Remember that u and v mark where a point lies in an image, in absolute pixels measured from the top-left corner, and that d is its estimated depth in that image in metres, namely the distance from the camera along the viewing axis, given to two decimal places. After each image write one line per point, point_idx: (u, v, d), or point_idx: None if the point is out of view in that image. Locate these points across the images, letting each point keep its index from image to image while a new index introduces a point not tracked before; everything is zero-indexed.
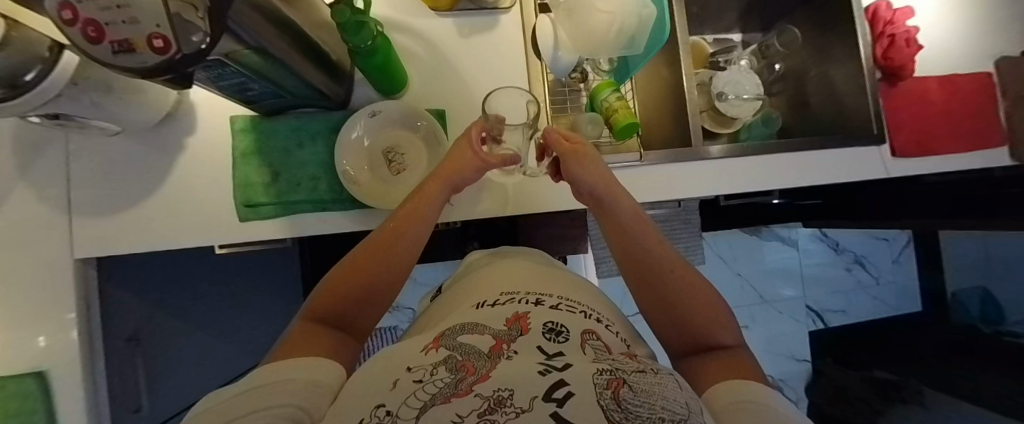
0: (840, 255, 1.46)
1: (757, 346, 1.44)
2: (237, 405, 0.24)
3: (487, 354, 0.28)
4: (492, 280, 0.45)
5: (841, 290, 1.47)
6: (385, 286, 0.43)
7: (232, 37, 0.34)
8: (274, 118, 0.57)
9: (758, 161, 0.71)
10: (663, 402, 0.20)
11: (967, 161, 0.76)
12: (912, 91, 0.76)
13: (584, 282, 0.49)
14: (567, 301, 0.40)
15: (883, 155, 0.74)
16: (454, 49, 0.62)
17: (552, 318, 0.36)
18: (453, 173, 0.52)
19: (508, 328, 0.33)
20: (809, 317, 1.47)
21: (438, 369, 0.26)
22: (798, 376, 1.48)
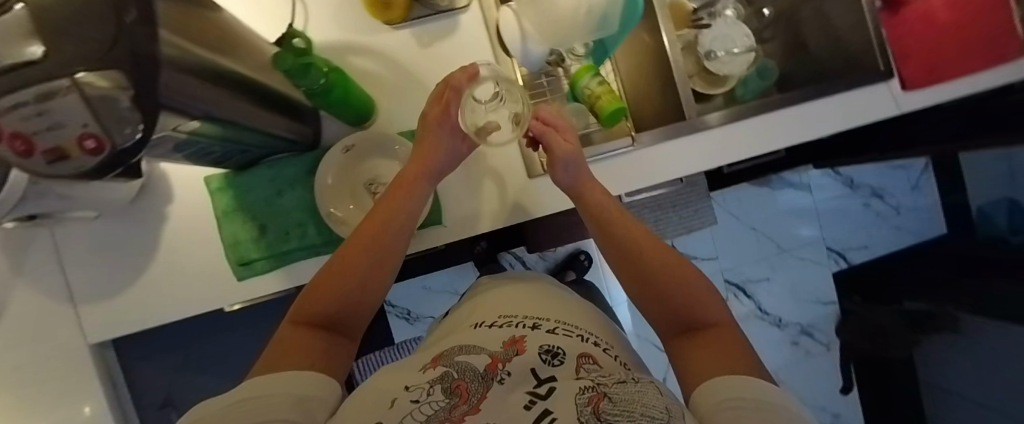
0: (856, 190, 1.40)
1: (779, 295, 1.41)
2: (232, 412, 0.28)
3: (482, 374, 0.33)
4: (495, 305, 0.48)
5: (863, 226, 1.42)
6: (365, 278, 0.43)
7: (173, 111, 0.31)
8: (249, 171, 0.56)
9: (759, 122, 0.67)
10: (641, 410, 0.27)
11: (984, 81, 0.71)
12: (919, 13, 0.69)
13: (580, 302, 0.52)
14: (564, 325, 0.43)
15: (892, 91, 0.69)
16: (416, 63, 0.58)
17: (547, 340, 0.39)
18: (429, 157, 0.51)
19: (505, 349, 0.37)
20: (832, 259, 1.42)
21: (436, 387, 0.32)
22: (827, 320, 1.43)
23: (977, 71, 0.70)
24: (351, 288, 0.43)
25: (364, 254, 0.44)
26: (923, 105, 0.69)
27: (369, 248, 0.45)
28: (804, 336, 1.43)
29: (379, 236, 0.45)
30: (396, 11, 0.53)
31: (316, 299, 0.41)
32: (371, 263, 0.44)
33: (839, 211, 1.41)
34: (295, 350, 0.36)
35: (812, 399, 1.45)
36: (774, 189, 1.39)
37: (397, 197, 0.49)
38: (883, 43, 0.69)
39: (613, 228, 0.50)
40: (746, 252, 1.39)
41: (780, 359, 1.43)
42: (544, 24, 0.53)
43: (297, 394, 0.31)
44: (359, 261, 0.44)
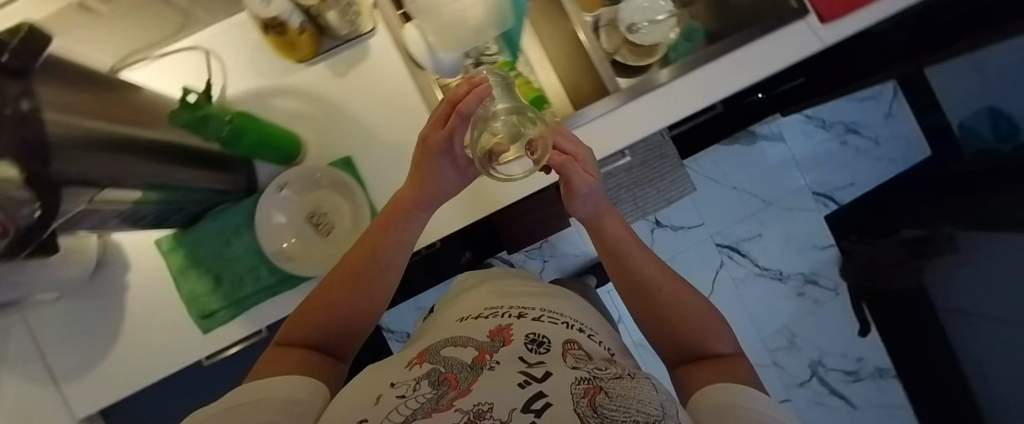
0: (830, 130, 1.39)
1: (776, 248, 1.38)
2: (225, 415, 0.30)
3: (471, 364, 0.36)
4: (479, 298, 0.53)
5: (845, 163, 1.39)
6: (356, 302, 0.50)
7: (83, 189, 0.32)
8: (194, 227, 0.58)
9: (682, 82, 0.67)
10: (638, 405, 0.27)
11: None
12: None
13: (556, 289, 0.58)
14: (549, 313, 0.47)
15: (810, 27, 0.68)
16: (336, 93, 0.59)
17: (531, 327, 0.42)
18: (420, 186, 0.51)
19: (491, 340, 0.40)
20: (820, 202, 1.39)
21: (424, 380, 0.34)
22: (831, 265, 1.39)
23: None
24: (341, 313, 0.49)
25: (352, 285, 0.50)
26: (848, 34, 0.68)
27: (358, 273, 0.50)
28: (810, 285, 1.40)
29: (365, 269, 0.51)
30: (303, 49, 0.55)
31: (304, 325, 0.47)
32: (358, 291, 0.50)
33: (818, 154, 1.39)
34: (282, 361, 0.41)
35: (832, 347, 1.40)
36: (747, 145, 1.38)
37: (388, 219, 0.52)
38: None
39: (629, 263, 0.57)
40: (730, 211, 1.38)
41: (791, 312, 1.40)
42: (443, 31, 0.55)
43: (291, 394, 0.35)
44: (344, 290, 0.50)
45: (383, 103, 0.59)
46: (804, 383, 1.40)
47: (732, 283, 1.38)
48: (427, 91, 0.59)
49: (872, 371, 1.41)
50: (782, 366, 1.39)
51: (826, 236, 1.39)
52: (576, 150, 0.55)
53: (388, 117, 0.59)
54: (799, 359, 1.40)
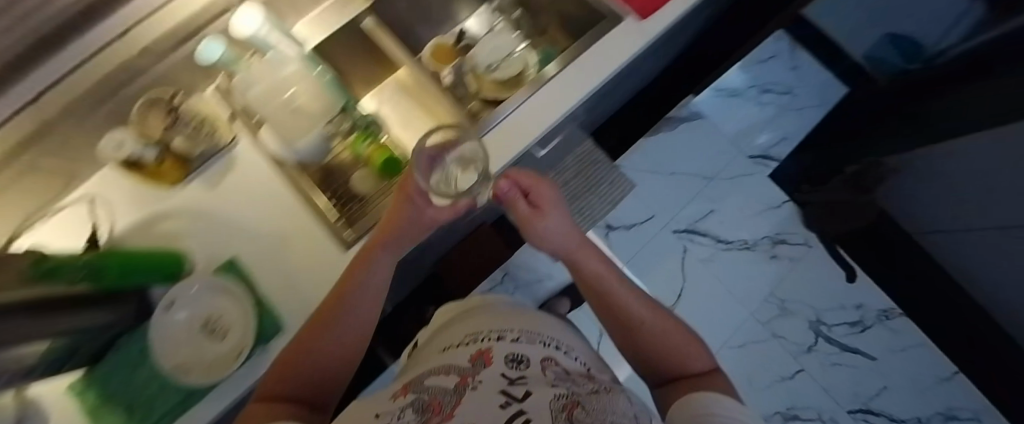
0: (744, 96, 1.44)
1: (732, 219, 1.37)
2: None
3: (453, 388, 0.33)
4: (458, 331, 0.50)
5: (768, 122, 1.43)
6: (332, 352, 0.47)
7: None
8: (103, 363, 0.60)
9: (533, 100, 0.70)
10: (613, 416, 0.24)
11: None
12: None
13: (535, 312, 0.55)
14: (527, 333, 0.45)
15: (630, 26, 0.72)
16: (215, 205, 0.64)
17: (510, 349, 0.41)
18: (388, 231, 0.52)
19: (472, 365, 0.38)
20: (759, 164, 1.40)
21: (411, 405, 0.31)
22: (793, 220, 1.36)
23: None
24: (322, 364, 0.46)
25: (332, 328, 0.47)
26: (665, 24, 0.72)
27: (324, 324, 0.48)
28: (780, 245, 1.36)
29: (338, 315, 0.49)
30: (168, 175, 0.61)
31: (281, 376, 0.43)
32: (335, 335, 0.47)
33: (742, 120, 1.43)
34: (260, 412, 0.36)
35: (827, 302, 1.34)
36: (671, 131, 1.42)
37: (354, 269, 0.53)
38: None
39: (606, 285, 0.55)
40: (676, 196, 1.38)
41: (771, 278, 1.35)
42: (284, 128, 0.62)
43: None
44: (325, 335, 0.47)
45: (259, 202, 0.64)
46: (812, 348, 1.32)
47: (702, 265, 1.35)
48: (293, 178, 0.64)
49: (876, 316, 1.33)
50: (783, 337, 1.32)
51: (779, 193, 1.38)
52: (531, 185, 0.54)
53: (257, 215, 0.64)
54: (797, 324, 1.33)
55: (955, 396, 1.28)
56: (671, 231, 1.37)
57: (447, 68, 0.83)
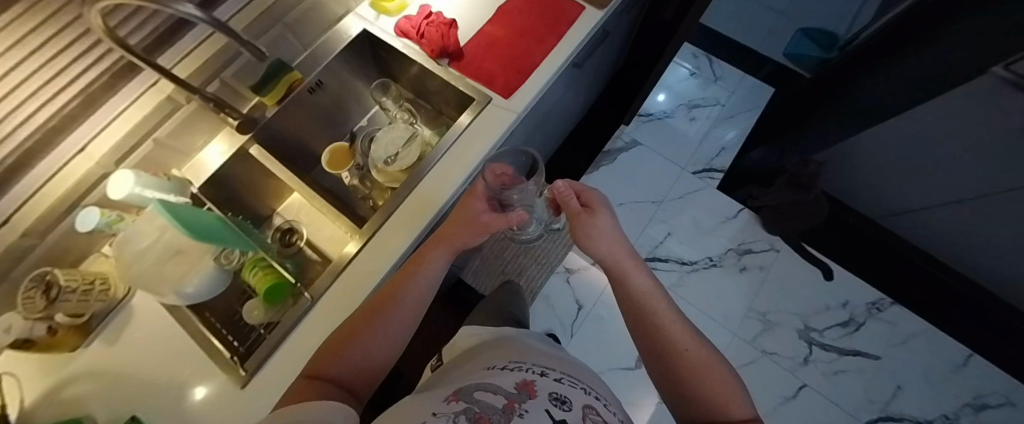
0: (675, 115, 1.46)
1: (691, 238, 1.32)
2: None
3: (502, 410, 0.33)
4: (500, 354, 0.50)
5: (704, 136, 1.43)
6: (378, 349, 0.49)
7: None
8: None
9: (417, 192, 0.72)
10: None
11: (570, 48, 0.79)
12: (482, 45, 0.79)
13: (570, 358, 0.54)
14: (569, 376, 0.45)
15: (499, 106, 0.74)
16: (116, 363, 0.64)
17: (557, 388, 0.40)
18: (451, 236, 0.57)
19: (518, 392, 0.37)
20: (706, 177, 1.38)
21: (460, 416, 0.32)
22: (752, 227, 1.32)
23: (556, 45, 0.79)
24: (364, 360, 0.48)
25: (383, 319, 0.50)
26: (531, 98, 0.74)
27: (378, 318, 0.51)
28: (747, 256, 1.30)
29: (390, 315, 0.51)
30: (63, 345, 0.62)
31: (328, 360, 0.47)
32: (381, 333, 0.50)
33: (679, 138, 1.43)
34: (304, 391, 0.42)
35: (811, 306, 1.24)
36: (610, 163, 1.42)
37: (414, 269, 0.55)
38: (469, 83, 0.76)
39: (649, 305, 0.49)
40: (629, 226, 1.35)
41: (745, 292, 1.26)
42: (154, 280, 0.59)
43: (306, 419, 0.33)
44: (370, 332, 0.49)
45: (165, 349, 0.65)
46: (809, 359, 1.20)
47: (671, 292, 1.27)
48: (188, 323, 0.65)
49: (867, 309, 1.24)
50: (774, 353, 1.20)
51: (731, 203, 1.35)
52: (588, 194, 0.56)
53: (160, 365, 0.63)
54: (785, 336, 1.22)
55: (975, 381, 1.17)
56: None
57: (345, 170, 0.88)
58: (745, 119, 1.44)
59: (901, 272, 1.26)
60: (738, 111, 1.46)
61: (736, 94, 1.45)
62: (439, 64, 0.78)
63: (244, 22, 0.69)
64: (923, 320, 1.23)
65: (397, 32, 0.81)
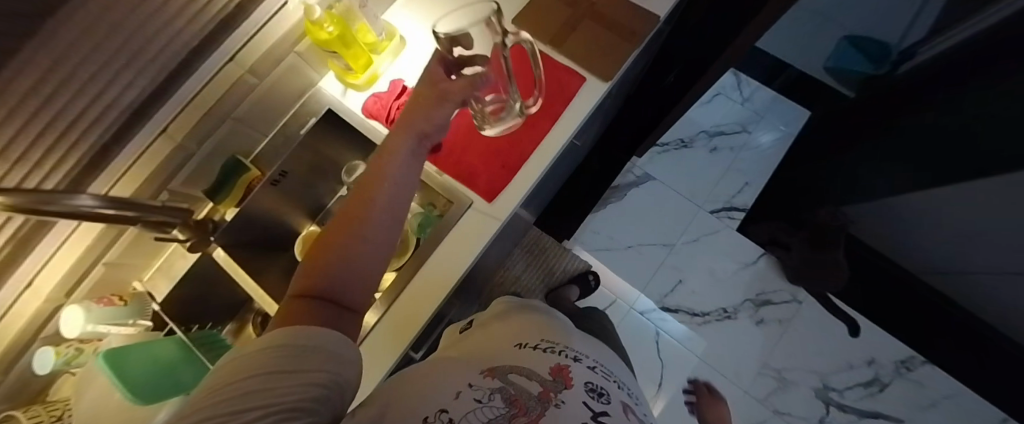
0: (693, 146, 1.32)
1: (704, 287, 1.22)
2: (253, 376, 0.28)
3: (537, 397, 0.38)
4: (526, 330, 0.57)
5: (725, 169, 1.30)
6: (365, 253, 0.41)
7: None
8: None
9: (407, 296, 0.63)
10: None
11: (565, 135, 0.67)
12: (461, 130, 0.68)
13: (588, 338, 0.64)
14: (599, 366, 0.53)
15: (480, 210, 0.65)
16: None
17: (586, 376, 0.46)
18: (413, 120, 0.50)
19: (553, 380, 0.43)
20: (725, 217, 1.26)
21: (495, 395, 0.37)
22: (773, 276, 1.20)
23: (549, 130, 0.67)
24: (356, 273, 0.40)
25: (364, 221, 0.41)
26: (515, 203, 0.64)
27: (356, 221, 0.41)
28: (764, 308, 1.19)
29: (371, 215, 0.42)
30: None
31: (312, 272, 0.39)
32: (365, 237, 0.41)
33: (696, 172, 1.30)
34: (297, 312, 0.35)
35: (831, 364, 1.15)
36: (619, 200, 1.31)
37: (382, 164, 0.46)
38: (445, 181, 0.66)
39: None
40: (637, 273, 1.26)
41: (760, 348, 1.17)
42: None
43: (308, 343, 0.32)
44: (351, 242, 0.40)
45: None
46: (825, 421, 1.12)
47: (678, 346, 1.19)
48: None
49: (895, 368, 1.13)
50: (788, 414, 1.13)
51: (750, 248, 1.23)
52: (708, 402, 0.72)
53: None
54: (801, 396, 1.14)
55: None
56: (638, 314, 1.21)
57: None
58: (773, 151, 1.30)
59: (938, 328, 1.14)
60: (765, 141, 1.31)
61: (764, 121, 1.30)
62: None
63: (189, 121, 0.60)
64: (957, 380, 1.12)
65: (366, 114, 0.71)
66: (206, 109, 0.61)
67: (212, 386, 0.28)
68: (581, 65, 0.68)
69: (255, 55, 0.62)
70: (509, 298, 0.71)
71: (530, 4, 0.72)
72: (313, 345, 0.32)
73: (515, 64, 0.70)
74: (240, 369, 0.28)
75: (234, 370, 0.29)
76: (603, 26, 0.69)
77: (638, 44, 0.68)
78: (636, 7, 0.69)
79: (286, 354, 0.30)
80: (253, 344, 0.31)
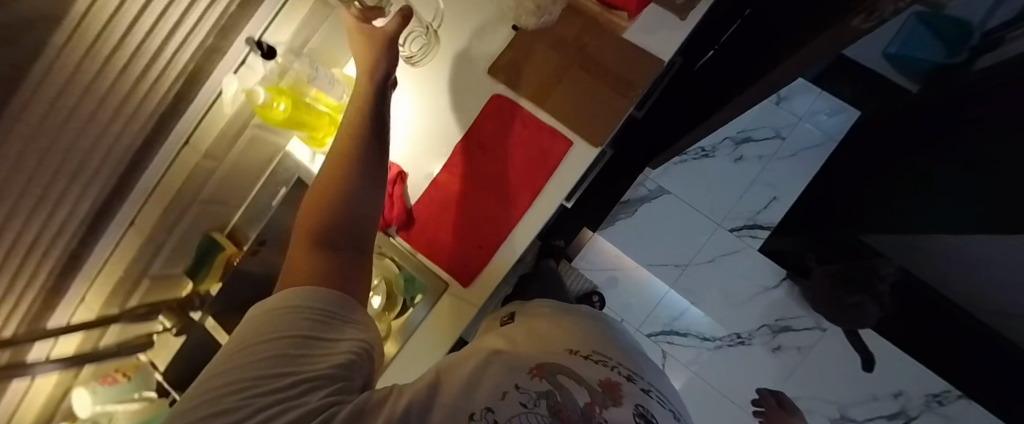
0: (715, 154, 1.18)
1: (717, 311, 1.16)
2: (275, 344, 0.30)
3: (584, 410, 0.26)
4: (570, 333, 0.46)
5: (750, 181, 1.17)
6: (356, 200, 0.43)
7: None
8: None
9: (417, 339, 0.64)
10: None
11: (547, 212, 0.60)
12: (434, 203, 0.63)
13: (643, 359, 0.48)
14: (656, 392, 0.38)
15: (457, 293, 0.62)
16: None
17: (645, 403, 0.32)
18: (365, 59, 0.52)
19: (603, 392, 0.30)
20: (745, 236, 1.16)
21: (541, 401, 0.26)
22: (792, 301, 1.12)
23: (529, 207, 0.61)
24: (356, 220, 0.42)
25: (352, 163, 0.44)
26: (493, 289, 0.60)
27: (340, 171, 0.44)
28: (783, 334, 1.12)
29: (358, 154, 0.45)
30: None
31: (310, 222, 0.41)
32: (355, 174, 0.44)
33: (716, 185, 1.18)
34: (303, 265, 0.38)
35: (853, 395, 1.08)
36: (629, 216, 1.21)
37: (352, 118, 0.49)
38: (420, 261, 0.63)
39: None
40: (645, 294, 1.19)
41: (776, 376, 1.11)
42: None
43: (327, 308, 0.35)
44: (342, 192, 0.43)
45: None
46: None
47: (686, 369, 1.16)
48: None
49: (924, 402, 1.06)
50: None
51: (769, 272, 1.14)
52: None
53: None
54: None
55: None
56: (645, 335, 1.18)
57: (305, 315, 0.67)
58: (808, 161, 1.15)
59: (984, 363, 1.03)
60: (800, 148, 1.16)
61: (801, 125, 1.14)
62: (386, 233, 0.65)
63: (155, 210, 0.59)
64: (994, 416, 1.04)
65: None
66: (169, 198, 0.59)
67: (241, 344, 0.31)
68: (568, 127, 0.59)
69: (205, 142, 0.58)
70: (545, 299, 0.61)
71: (508, 52, 0.61)
72: (331, 312, 0.35)
73: (492, 123, 0.62)
74: (263, 333, 0.31)
75: (261, 331, 0.31)
76: (596, 75, 0.59)
77: (637, 98, 0.58)
78: (634, 51, 0.58)
79: (307, 318, 0.33)
80: (277, 301, 0.34)
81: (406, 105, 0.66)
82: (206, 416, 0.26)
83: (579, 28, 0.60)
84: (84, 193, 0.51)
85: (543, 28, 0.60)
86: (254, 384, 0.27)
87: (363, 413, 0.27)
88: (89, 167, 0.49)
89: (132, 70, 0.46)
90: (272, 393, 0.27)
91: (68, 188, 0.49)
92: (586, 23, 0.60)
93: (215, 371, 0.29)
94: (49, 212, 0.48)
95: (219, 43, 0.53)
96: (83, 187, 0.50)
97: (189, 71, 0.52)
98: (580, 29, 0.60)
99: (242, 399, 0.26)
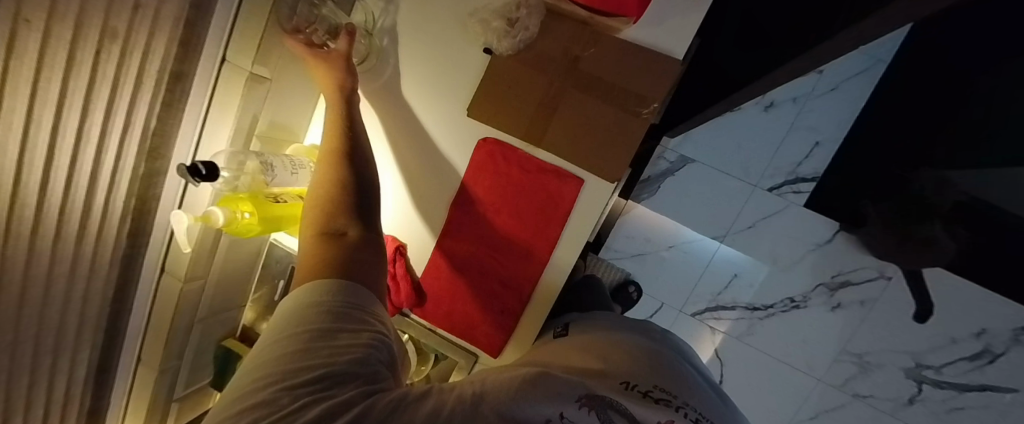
0: (743, 106, 1.02)
1: (764, 279, 1.08)
2: (299, 335, 0.28)
3: None
4: (620, 352, 0.42)
5: (785, 129, 1.02)
6: (353, 185, 0.43)
7: None
8: None
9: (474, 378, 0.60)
10: None
11: (566, 264, 0.53)
12: (442, 265, 0.57)
13: (705, 388, 0.44)
14: None
15: (488, 360, 0.58)
16: None
17: None
18: (324, 79, 0.50)
19: None
20: (787, 193, 1.04)
21: None
22: (849, 254, 1.03)
23: (549, 259, 0.53)
24: (361, 210, 0.42)
25: (345, 160, 0.44)
26: (527, 349, 0.56)
27: (336, 160, 0.44)
28: (842, 290, 1.05)
29: (352, 140, 0.46)
30: None
31: (314, 214, 0.40)
32: (351, 167, 0.44)
33: (748, 141, 1.04)
34: (315, 250, 0.36)
35: (926, 342, 1.03)
36: (653, 195, 1.09)
37: (336, 108, 0.49)
38: (446, 330, 0.59)
39: None
40: (683, 275, 1.12)
41: (837, 333, 1.07)
42: None
43: (348, 298, 0.32)
44: (340, 190, 0.42)
45: None
46: (915, 399, 1.07)
47: (739, 342, 1.13)
48: None
49: (1008, 340, 0.98)
50: (869, 396, 1.09)
51: (818, 229, 1.04)
52: None
53: None
54: (886, 376, 1.07)
55: None
56: (689, 314, 1.14)
57: None
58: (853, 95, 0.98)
59: None
60: (841, 79, 0.99)
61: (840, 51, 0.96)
62: (401, 313, 0.60)
63: (157, 341, 0.56)
64: None
65: None
66: (166, 329, 0.55)
67: (268, 338, 0.29)
68: (575, 164, 0.50)
69: (182, 266, 0.52)
70: (606, 313, 0.60)
71: (485, 83, 0.52)
72: (351, 302, 0.31)
73: (486, 174, 0.53)
74: (286, 326, 0.29)
75: (285, 325, 0.29)
76: (595, 94, 0.48)
77: (653, 114, 0.47)
78: (637, 55, 0.47)
79: (325, 311, 0.30)
80: (296, 294, 0.32)
81: (386, 169, 0.57)
82: (240, 413, 0.24)
83: (566, 38, 0.49)
84: (75, 359, 0.48)
85: (522, 48, 0.50)
86: (282, 377, 0.25)
87: (399, 405, 0.24)
88: (68, 338, 0.45)
89: (67, 240, 0.39)
90: (300, 386, 0.25)
91: (56, 365, 0.45)
92: (571, 30, 0.49)
93: (245, 370, 0.28)
94: (48, 393, 0.46)
95: (155, 165, 0.46)
96: (71, 354, 0.47)
97: (135, 206, 0.46)
98: (566, 39, 0.49)
99: (273, 395, 0.24)
